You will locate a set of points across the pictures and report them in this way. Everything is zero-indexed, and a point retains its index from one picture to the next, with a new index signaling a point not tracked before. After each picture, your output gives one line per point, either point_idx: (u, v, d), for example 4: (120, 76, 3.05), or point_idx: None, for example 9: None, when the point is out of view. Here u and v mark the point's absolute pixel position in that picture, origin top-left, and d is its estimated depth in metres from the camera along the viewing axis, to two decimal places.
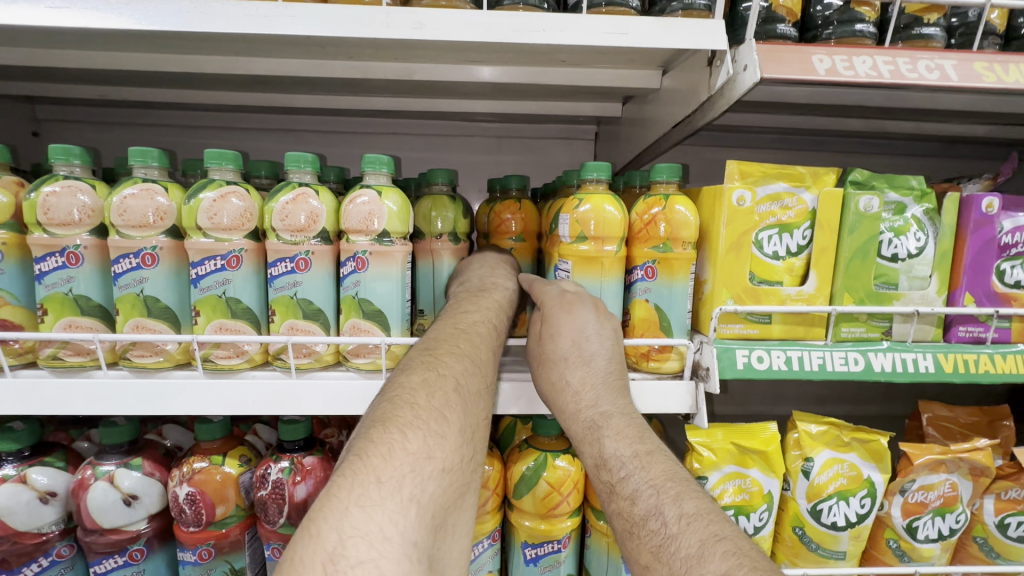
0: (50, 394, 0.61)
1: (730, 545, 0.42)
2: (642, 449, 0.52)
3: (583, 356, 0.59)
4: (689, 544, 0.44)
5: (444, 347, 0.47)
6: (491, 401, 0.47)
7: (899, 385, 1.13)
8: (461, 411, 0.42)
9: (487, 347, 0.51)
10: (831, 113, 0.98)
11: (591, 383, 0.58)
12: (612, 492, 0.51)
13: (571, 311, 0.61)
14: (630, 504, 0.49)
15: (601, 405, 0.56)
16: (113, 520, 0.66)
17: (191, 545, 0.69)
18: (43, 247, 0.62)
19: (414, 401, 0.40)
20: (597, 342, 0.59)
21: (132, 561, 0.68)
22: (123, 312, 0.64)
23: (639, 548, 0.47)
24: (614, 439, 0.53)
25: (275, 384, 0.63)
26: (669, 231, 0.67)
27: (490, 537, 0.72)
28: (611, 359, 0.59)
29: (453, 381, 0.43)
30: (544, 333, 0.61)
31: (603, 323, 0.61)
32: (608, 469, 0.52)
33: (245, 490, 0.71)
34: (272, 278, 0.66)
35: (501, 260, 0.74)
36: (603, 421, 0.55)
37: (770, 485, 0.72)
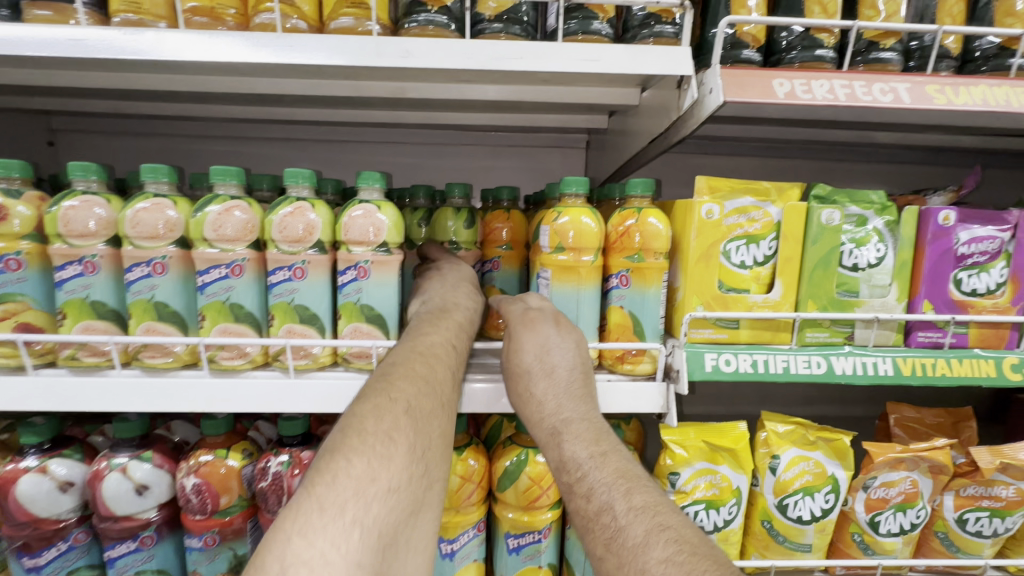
0: (69, 391, 0.66)
1: (672, 533, 0.47)
2: (598, 449, 0.57)
3: (545, 367, 0.64)
4: (635, 534, 0.48)
5: (401, 371, 0.52)
6: (446, 419, 0.52)
7: (879, 386, 1.17)
8: (415, 430, 0.47)
9: (444, 369, 0.56)
10: (811, 125, 1.02)
11: (553, 392, 0.63)
12: (572, 492, 0.56)
13: (532, 327, 0.67)
14: (585, 501, 0.54)
15: (562, 412, 0.61)
16: (125, 508, 0.72)
17: (197, 532, 0.74)
18: (63, 256, 0.67)
19: (364, 425, 0.44)
20: (559, 353, 0.65)
21: (143, 547, 0.74)
22: (135, 316, 0.69)
23: (595, 541, 0.52)
24: (573, 443, 0.58)
25: (275, 382, 0.68)
26: (643, 242, 0.71)
27: (475, 528, 0.77)
28: (573, 370, 0.65)
29: (405, 403, 0.48)
30: (510, 348, 0.67)
31: (563, 335, 0.67)
32: (567, 471, 0.57)
33: (247, 482, 0.76)
34: (272, 285, 0.71)
35: (463, 275, 0.78)
36: (563, 427, 0.60)
37: (739, 480, 0.76)
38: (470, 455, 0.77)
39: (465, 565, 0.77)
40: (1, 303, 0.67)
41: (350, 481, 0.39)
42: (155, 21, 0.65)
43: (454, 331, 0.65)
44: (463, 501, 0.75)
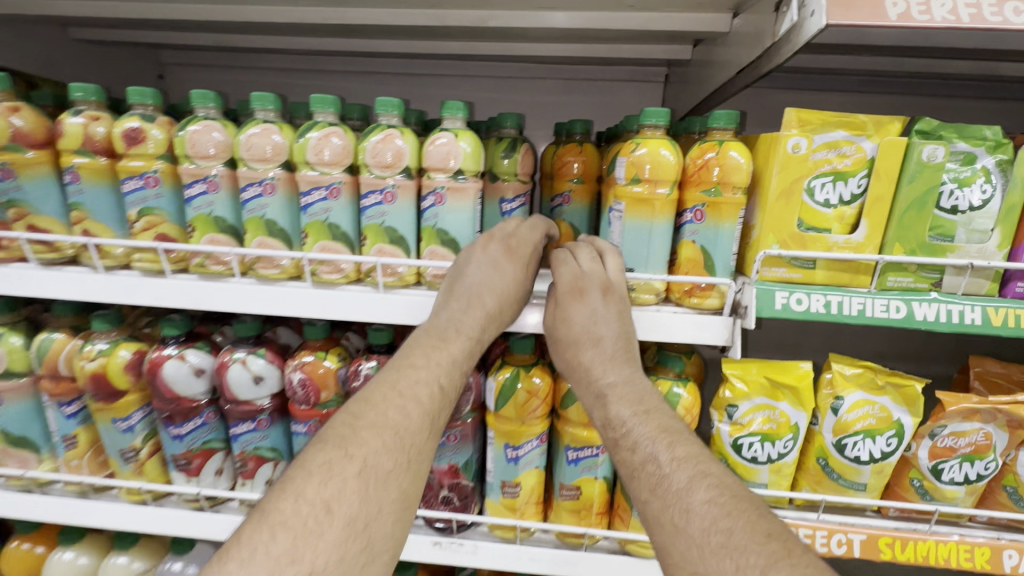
0: (200, 293, 0.77)
1: (714, 479, 0.52)
2: (641, 409, 0.63)
3: (593, 337, 0.71)
4: (679, 479, 0.53)
5: (368, 420, 0.55)
6: (405, 480, 0.54)
7: (964, 344, 1.11)
8: (358, 497, 0.50)
9: (418, 416, 0.58)
10: (923, 55, 0.93)
11: (599, 360, 0.70)
12: (619, 444, 0.61)
13: (581, 298, 0.71)
14: (630, 454, 0.59)
15: (608, 377, 0.68)
16: (246, 394, 0.85)
17: (302, 419, 0.87)
18: (191, 175, 0.77)
19: (302, 492, 0.48)
20: (609, 326, 0.70)
21: (259, 427, 0.88)
22: (250, 231, 0.79)
23: (639, 487, 0.56)
24: (620, 407, 0.64)
25: (368, 296, 0.76)
26: (721, 176, 0.70)
27: (538, 439, 0.85)
28: (614, 341, 0.70)
29: (357, 463, 0.51)
30: (559, 320, 0.74)
31: (608, 304, 0.71)
32: (613, 428, 0.63)
33: (342, 381, 0.86)
34: (364, 208, 0.77)
35: (510, 257, 0.75)
36: (608, 392, 0.67)
37: (797, 418, 0.78)
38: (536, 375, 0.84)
39: (527, 470, 0.86)
40: (144, 216, 0.79)
41: (267, 561, 0.43)
42: None
43: (444, 366, 0.65)
44: (528, 413, 0.83)
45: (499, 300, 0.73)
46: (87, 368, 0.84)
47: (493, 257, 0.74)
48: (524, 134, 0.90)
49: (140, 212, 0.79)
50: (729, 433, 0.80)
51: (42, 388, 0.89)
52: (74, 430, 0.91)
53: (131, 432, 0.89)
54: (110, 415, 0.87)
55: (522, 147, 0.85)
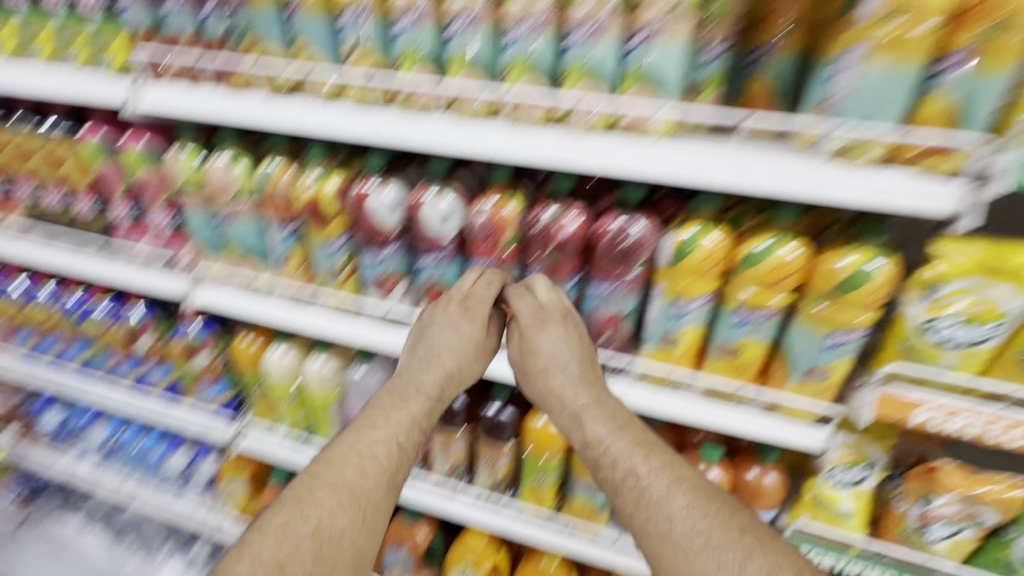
0: (404, 129, 0.83)
1: (687, 486, 0.71)
2: (615, 425, 0.80)
3: (558, 364, 0.86)
4: (659, 488, 0.71)
5: (325, 484, 0.77)
6: (356, 535, 0.74)
7: None
8: (310, 556, 0.70)
9: (372, 475, 0.79)
10: None
11: (568, 384, 0.85)
12: (598, 466, 0.78)
13: (545, 327, 0.87)
14: (613, 471, 0.76)
15: (580, 399, 0.83)
16: (435, 229, 0.94)
17: (483, 256, 0.96)
18: (403, 7, 0.80)
19: (257, 554, 0.68)
20: (560, 346, 0.87)
21: (443, 260, 0.99)
22: (452, 69, 0.83)
23: (625, 498, 0.73)
24: (590, 423, 0.81)
25: (563, 140, 0.77)
26: (1012, 8, 0.61)
27: (706, 299, 0.87)
28: (580, 368, 0.86)
29: (313, 523, 0.73)
30: (528, 351, 0.89)
31: (549, 330, 0.87)
32: (594, 446, 0.79)
33: (522, 224, 0.92)
34: (567, 47, 0.77)
35: (521, 289, 0.90)
36: (584, 414, 0.82)
37: (1012, 303, 0.72)
38: (716, 232, 0.83)
39: (689, 326, 0.90)
40: (357, 49, 0.85)
41: None
42: None
43: (405, 423, 0.86)
44: (704, 272, 0.84)
45: (458, 360, 0.92)
46: (307, 192, 0.99)
47: (444, 316, 0.93)
48: None
49: (355, 45, 0.85)
50: (923, 314, 0.76)
51: (267, 210, 1.06)
52: (291, 248, 1.09)
53: (338, 253, 1.04)
54: (322, 236, 1.03)
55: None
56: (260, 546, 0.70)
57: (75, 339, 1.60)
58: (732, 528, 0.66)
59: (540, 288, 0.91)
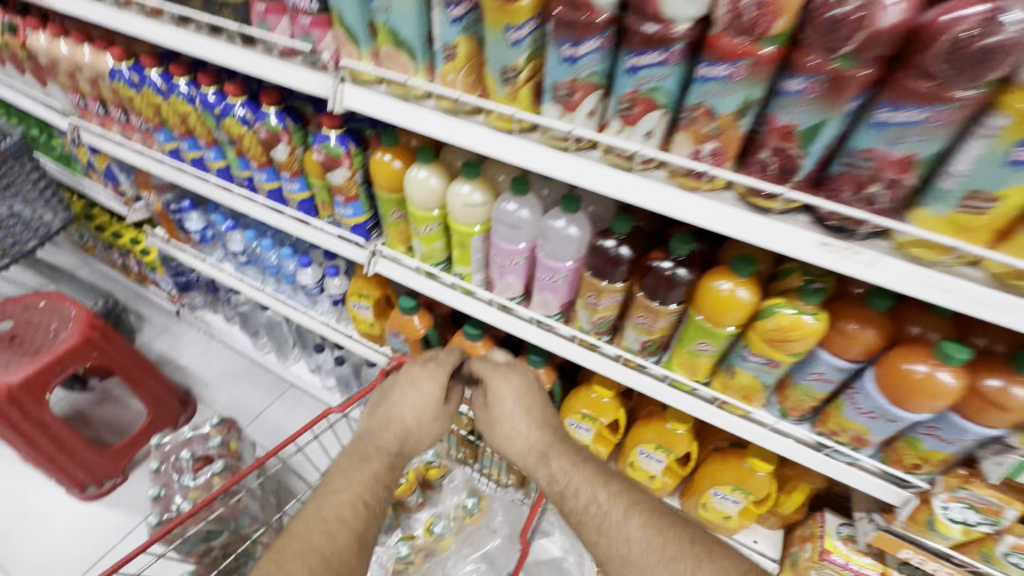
0: None
1: (640, 508, 0.97)
2: (572, 461, 1.06)
3: (518, 409, 1.14)
4: (616, 514, 0.96)
5: (295, 558, 0.84)
6: None
7: None
8: None
9: (343, 534, 0.89)
10: None
11: (525, 427, 1.12)
12: (564, 502, 1.02)
13: (505, 375, 1.18)
14: (577, 501, 1.00)
15: (535, 443, 1.10)
16: (674, 10, 0.69)
17: (729, 58, 0.70)
18: None
19: None
20: (520, 431, 1.12)
21: (667, 62, 0.74)
22: None
23: (587, 527, 0.98)
24: (543, 474, 1.07)
25: None
26: None
27: None
28: (534, 437, 1.11)
29: None
30: (490, 401, 1.16)
31: (511, 378, 1.17)
32: (555, 481, 1.04)
33: (806, 9, 0.65)
34: None
35: (501, 368, 1.20)
36: (549, 453, 1.08)
37: None
38: None
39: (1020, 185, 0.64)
40: None
41: None
42: None
43: (366, 478, 1.01)
44: None
45: (414, 416, 1.12)
46: None
47: (405, 378, 1.16)
48: None
49: None
50: None
51: None
52: (458, 37, 0.89)
53: (520, 47, 0.83)
54: (504, 21, 0.81)
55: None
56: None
57: (212, 142, 1.56)
58: (661, 530, 0.93)
59: (517, 375, 1.18)
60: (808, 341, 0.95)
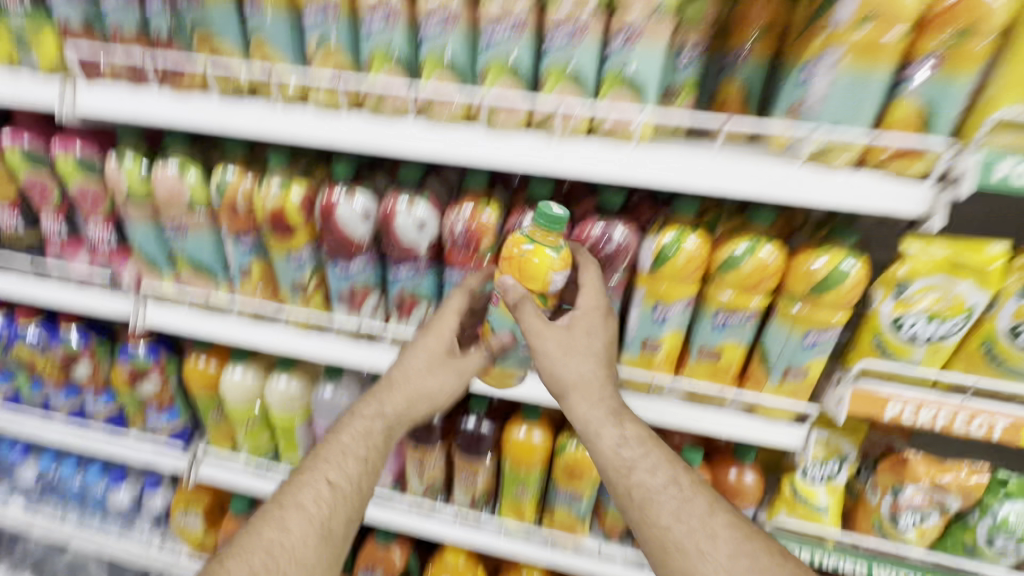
0: (370, 135, 0.77)
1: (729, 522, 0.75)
2: (647, 437, 0.81)
3: (602, 369, 0.83)
4: (685, 502, 0.76)
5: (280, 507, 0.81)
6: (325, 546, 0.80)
7: None
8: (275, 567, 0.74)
9: (340, 509, 0.83)
10: None
11: (597, 373, 0.83)
12: (627, 475, 0.78)
13: (603, 320, 0.84)
14: (653, 477, 0.78)
15: (609, 402, 0.82)
16: (411, 238, 0.90)
17: (460, 267, 0.92)
18: (372, 6, 0.75)
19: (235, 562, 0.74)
20: (587, 361, 0.82)
21: (419, 271, 0.94)
22: (427, 70, 0.77)
23: (637, 513, 0.77)
24: (609, 438, 0.80)
25: (540, 142, 0.74)
26: (973, 18, 0.61)
27: (687, 303, 0.87)
28: (602, 377, 0.83)
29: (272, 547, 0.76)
30: (568, 326, 0.83)
31: (609, 324, 0.84)
32: (618, 459, 0.79)
33: (500, 232, 0.89)
34: (550, 47, 0.73)
35: (592, 263, 0.84)
36: (620, 408, 0.82)
37: (975, 300, 0.76)
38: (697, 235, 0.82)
39: (670, 331, 0.90)
40: (321, 48, 0.78)
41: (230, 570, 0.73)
42: None
43: (358, 439, 0.88)
44: (684, 276, 0.84)
45: (438, 397, 0.93)
46: (267, 204, 0.91)
47: (420, 336, 0.93)
48: None
49: (319, 42, 0.78)
50: (892, 311, 0.79)
51: (222, 221, 0.97)
52: (249, 262, 1.01)
53: (302, 267, 0.98)
54: (285, 250, 0.96)
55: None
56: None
57: None
58: (758, 536, 0.74)
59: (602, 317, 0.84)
60: (599, 468, 1.10)
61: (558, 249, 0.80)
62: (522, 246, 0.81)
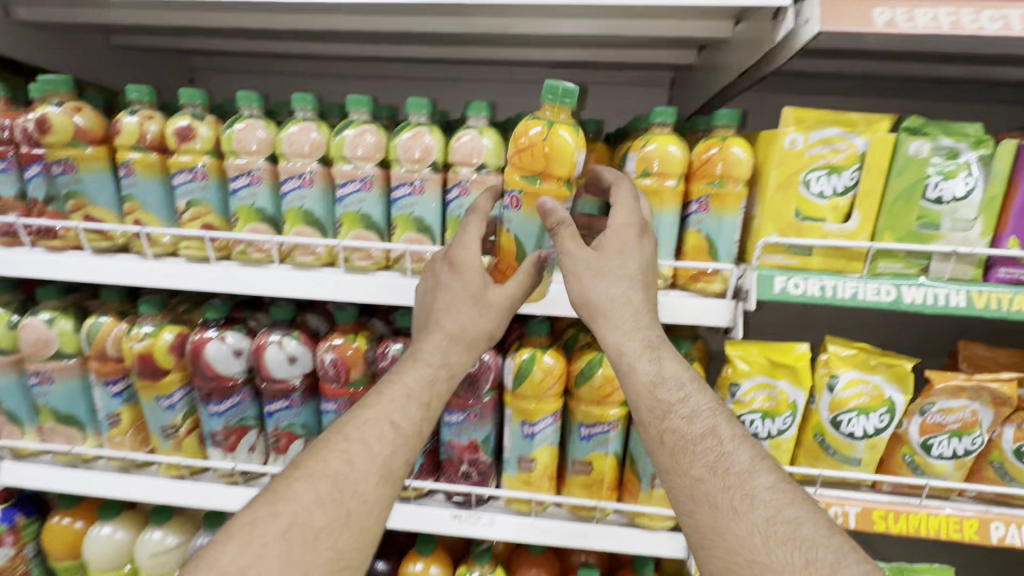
0: (241, 279, 0.85)
1: (767, 467, 0.66)
2: (694, 386, 0.72)
3: (643, 287, 0.74)
4: (741, 462, 0.66)
5: (316, 465, 0.67)
6: (356, 525, 0.65)
7: (940, 335, 1.18)
8: (283, 553, 0.60)
9: (386, 447, 0.70)
10: (928, 60, 0.95)
11: (643, 310, 0.73)
12: (662, 420, 0.70)
13: (641, 239, 0.74)
14: (689, 427, 0.69)
15: (654, 334, 0.73)
16: (282, 373, 0.91)
17: (333, 397, 0.93)
18: (237, 169, 0.84)
19: (246, 537, 0.60)
20: (617, 283, 0.73)
21: (292, 405, 0.94)
22: (289, 221, 0.85)
23: (693, 466, 0.67)
24: (644, 371, 0.71)
25: (395, 281, 0.83)
26: (724, 170, 0.77)
27: (552, 417, 0.91)
28: (637, 319, 0.73)
29: (286, 522, 0.62)
30: (604, 247, 0.74)
31: (644, 246, 0.74)
32: (660, 396, 0.71)
33: (370, 362, 0.92)
34: (395, 199, 0.83)
35: (636, 195, 0.76)
36: (664, 354, 0.73)
37: (796, 396, 0.83)
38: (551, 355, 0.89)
39: (542, 447, 0.92)
40: (192, 207, 0.85)
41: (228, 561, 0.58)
42: None
43: (416, 388, 0.75)
44: (544, 391, 0.89)
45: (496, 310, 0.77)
46: (134, 348, 0.91)
47: (446, 277, 0.77)
48: (539, 133, 0.96)
49: (189, 203, 0.85)
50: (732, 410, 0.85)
51: (91, 368, 0.96)
52: (118, 407, 0.97)
53: (173, 409, 0.95)
54: (154, 393, 0.94)
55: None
56: (247, 544, 0.60)
57: None
58: (806, 504, 0.63)
59: (641, 225, 0.74)
60: None
61: (571, 131, 0.74)
62: (534, 130, 0.74)
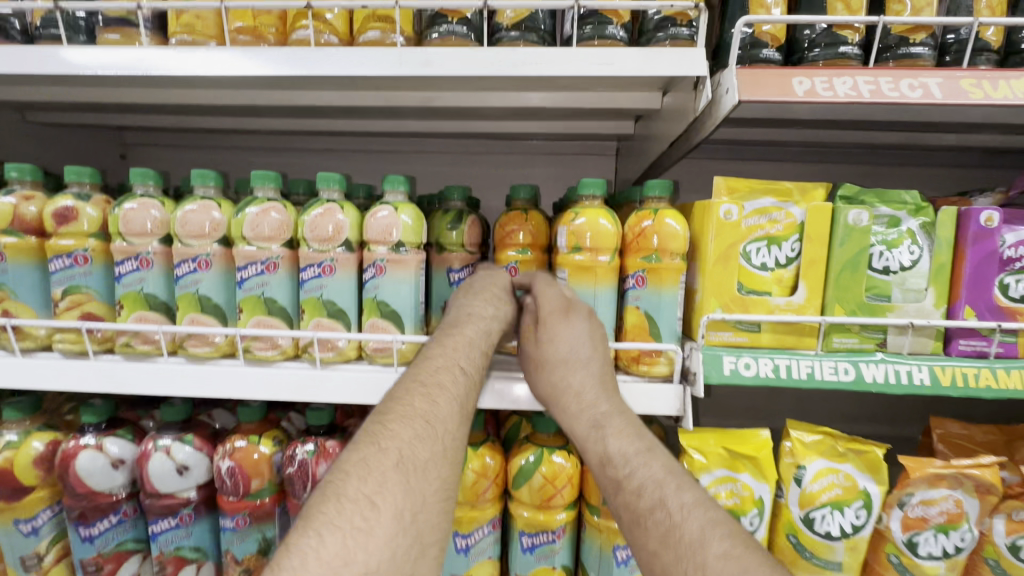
0: (122, 375, 0.73)
1: (724, 531, 0.53)
2: (644, 446, 0.62)
3: (579, 360, 0.66)
4: (692, 531, 0.54)
5: (396, 410, 0.53)
6: (451, 469, 0.53)
7: (910, 403, 1.12)
8: (402, 490, 0.48)
9: (466, 385, 0.60)
10: (859, 127, 0.95)
11: (589, 383, 0.65)
12: (616, 492, 0.61)
13: (568, 319, 0.67)
14: (638, 499, 0.59)
15: (600, 405, 0.64)
16: (169, 486, 0.78)
17: (230, 512, 0.79)
18: (122, 252, 0.75)
19: (343, 491, 0.46)
20: (559, 368, 0.67)
21: (182, 524, 0.79)
22: (182, 308, 0.75)
23: (646, 537, 0.57)
24: (594, 449, 0.63)
25: (299, 372, 0.72)
26: (660, 243, 0.71)
27: (490, 526, 0.78)
28: (579, 395, 0.65)
29: (394, 455, 0.49)
30: (542, 339, 0.68)
31: (574, 323, 0.67)
32: (613, 466, 0.62)
33: (277, 468, 0.80)
34: (303, 281, 0.75)
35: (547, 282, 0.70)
36: (609, 426, 0.63)
37: (761, 490, 0.73)
38: (487, 452, 0.79)
39: (479, 561, 0.78)
40: (70, 294, 0.75)
41: (333, 532, 0.43)
42: (207, 40, 0.70)
43: (462, 347, 0.63)
44: (479, 496, 0.77)
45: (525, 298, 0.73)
46: None
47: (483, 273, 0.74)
48: (470, 207, 0.91)
49: (66, 291, 0.75)
50: None
51: None
52: None
53: (36, 535, 0.79)
54: (12, 516, 0.78)
55: (469, 219, 0.85)
56: (370, 483, 0.46)
57: None
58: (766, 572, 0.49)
59: (569, 308, 0.68)
60: None
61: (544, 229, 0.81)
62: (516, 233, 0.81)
